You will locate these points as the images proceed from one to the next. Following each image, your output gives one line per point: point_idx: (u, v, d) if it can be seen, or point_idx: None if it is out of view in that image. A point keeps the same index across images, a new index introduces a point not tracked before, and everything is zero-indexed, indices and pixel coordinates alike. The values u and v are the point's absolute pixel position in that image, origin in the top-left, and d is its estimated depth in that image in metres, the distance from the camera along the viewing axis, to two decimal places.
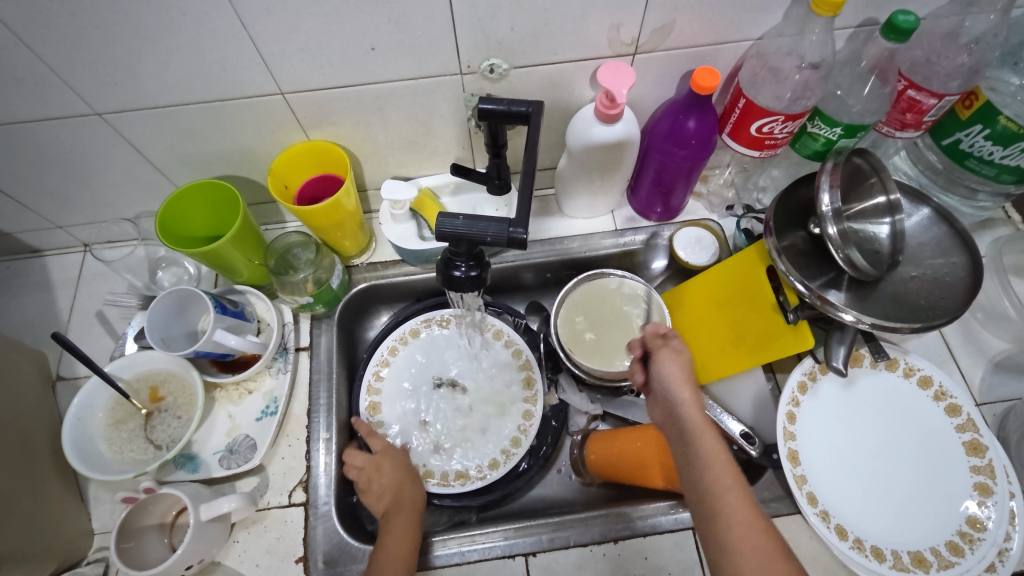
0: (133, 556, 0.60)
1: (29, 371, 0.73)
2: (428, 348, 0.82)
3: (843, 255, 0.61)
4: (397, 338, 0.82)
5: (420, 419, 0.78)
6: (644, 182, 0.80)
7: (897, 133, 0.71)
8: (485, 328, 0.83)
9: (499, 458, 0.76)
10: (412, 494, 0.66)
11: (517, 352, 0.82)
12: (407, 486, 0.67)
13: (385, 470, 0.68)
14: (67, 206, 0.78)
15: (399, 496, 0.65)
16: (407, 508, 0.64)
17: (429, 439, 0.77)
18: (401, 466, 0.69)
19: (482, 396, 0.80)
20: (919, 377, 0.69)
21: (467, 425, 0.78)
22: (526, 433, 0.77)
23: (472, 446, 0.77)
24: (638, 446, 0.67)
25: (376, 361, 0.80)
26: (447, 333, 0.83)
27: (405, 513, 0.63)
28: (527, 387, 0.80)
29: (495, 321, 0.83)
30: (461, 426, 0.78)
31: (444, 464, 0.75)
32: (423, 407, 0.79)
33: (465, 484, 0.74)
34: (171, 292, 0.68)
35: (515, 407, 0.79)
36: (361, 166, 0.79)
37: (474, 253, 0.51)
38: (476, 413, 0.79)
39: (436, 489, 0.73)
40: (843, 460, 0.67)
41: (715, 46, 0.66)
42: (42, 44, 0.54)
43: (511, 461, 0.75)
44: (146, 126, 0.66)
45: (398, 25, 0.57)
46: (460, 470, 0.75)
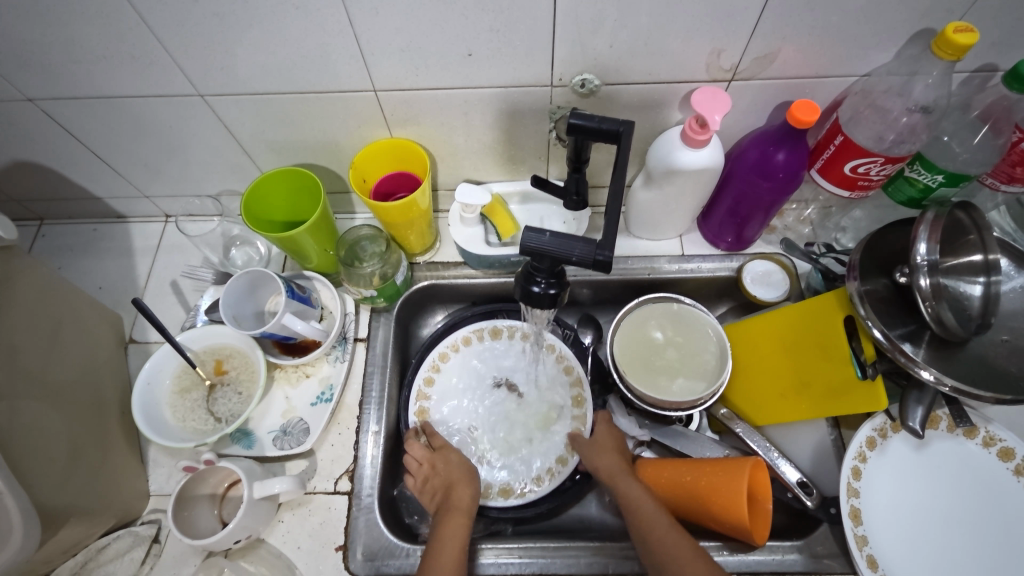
0: (187, 523, 0.63)
1: (105, 330, 0.76)
2: (478, 355, 0.82)
3: (932, 311, 0.58)
4: (450, 345, 0.82)
5: (467, 427, 0.78)
6: (719, 210, 0.78)
7: (1003, 186, 0.66)
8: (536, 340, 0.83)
9: (544, 474, 0.75)
10: (463, 495, 0.66)
11: (567, 367, 0.81)
12: (459, 488, 0.66)
13: (443, 471, 0.68)
14: (157, 178, 0.81)
15: (449, 497, 0.65)
16: (458, 509, 0.64)
17: (474, 446, 0.77)
18: (459, 468, 0.69)
19: (531, 408, 0.80)
20: (1001, 448, 0.65)
21: (513, 437, 0.78)
22: (572, 452, 0.76)
23: (518, 458, 0.76)
24: (686, 481, 0.66)
25: (426, 367, 0.80)
26: (499, 341, 0.83)
27: (456, 517, 0.63)
28: (576, 405, 0.79)
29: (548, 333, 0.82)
30: (508, 436, 0.78)
31: (488, 474, 0.75)
32: (470, 417, 0.79)
33: (507, 499, 0.73)
34: (246, 271, 0.70)
35: (562, 424, 0.78)
36: (436, 167, 0.79)
37: (555, 271, 0.50)
38: (523, 425, 0.78)
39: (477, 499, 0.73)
40: (906, 526, 0.64)
41: (817, 79, 0.64)
42: (163, 28, 0.57)
43: (556, 479, 0.74)
44: (242, 110, 0.68)
45: (498, 34, 0.57)
46: (505, 485, 0.74)
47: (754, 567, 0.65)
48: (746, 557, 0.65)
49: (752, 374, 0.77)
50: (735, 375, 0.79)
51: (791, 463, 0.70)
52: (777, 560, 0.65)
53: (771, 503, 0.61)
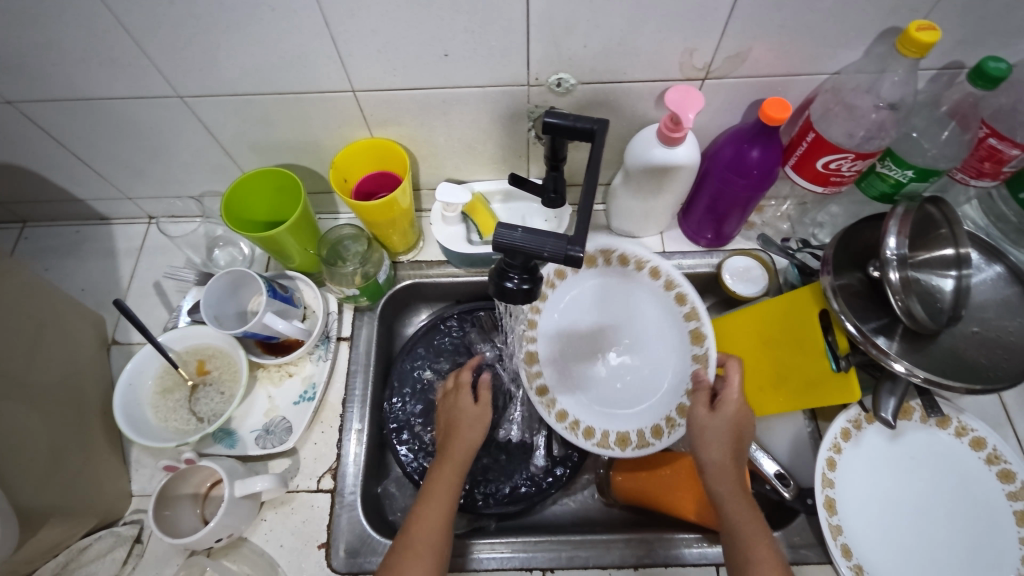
0: (168, 523, 0.63)
1: (87, 332, 0.76)
2: (582, 290, 0.75)
3: (902, 304, 0.59)
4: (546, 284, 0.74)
5: (581, 373, 0.73)
6: (698, 208, 0.79)
7: (972, 181, 0.69)
8: (638, 267, 0.72)
9: (663, 425, 0.68)
10: (467, 439, 0.64)
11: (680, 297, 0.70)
12: (456, 442, 0.64)
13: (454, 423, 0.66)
14: (139, 180, 0.81)
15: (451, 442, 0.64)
16: (451, 461, 0.62)
17: (589, 390, 0.72)
18: (476, 416, 0.66)
19: (645, 350, 0.72)
20: (972, 438, 0.66)
21: (630, 380, 0.72)
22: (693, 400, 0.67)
23: (633, 405, 0.71)
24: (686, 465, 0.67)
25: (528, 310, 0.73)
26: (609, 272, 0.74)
27: (449, 468, 0.62)
28: (696, 343, 0.68)
29: (649, 257, 0.70)
30: (625, 381, 0.72)
31: (602, 420, 0.70)
32: (581, 361, 0.74)
33: (625, 450, 0.68)
34: (227, 271, 0.71)
35: (679, 366, 0.69)
36: (418, 166, 0.80)
37: (528, 267, 0.50)
38: (638, 367, 0.72)
39: (593, 448, 0.68)
40: (880, 514, 0.65)
41: (788, 77, 0.65)
42: (140, 30, 0.57)
43: (675, 432, 0.66)
44: (222, 111, 0.69)
45: (473, 34, 0.58)
46: (622, 434, 0.69)
47: None
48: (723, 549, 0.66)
49: None
50: None
51: (769, 455, 0.69)
52: None
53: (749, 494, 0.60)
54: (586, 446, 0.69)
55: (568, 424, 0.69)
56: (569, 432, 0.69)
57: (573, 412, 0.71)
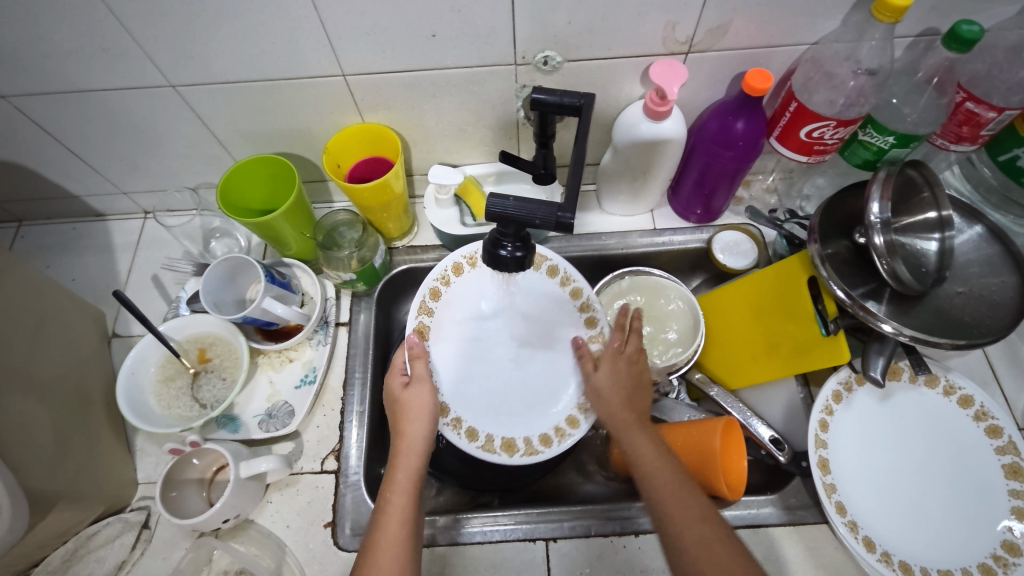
0: (175, 504, 0.64)
1: (87, 325, 0.77)
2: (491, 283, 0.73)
3: (888, 267, 0.60)
4: (467, 256, 0.73)
5: (467, 371, 0.72)
6: (686, 183, 0.81)
7: (952, 146, 0.70)
8: (563, 281, 0.74)
9: (552, 433, 0.70)
10: (416, 433, 0.61)
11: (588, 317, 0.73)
12: (402, 461, 0.59)
13: (404, 434, 0.61)
14: (134, 173, 0.82)
15: (401, 434, 0.61)
16: (408, 449, 0.59)
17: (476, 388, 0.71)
18: (420, 409, 0.62)
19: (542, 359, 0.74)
20: (960, 396, 0.68)
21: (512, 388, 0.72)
22: (584, 415, 0.70)
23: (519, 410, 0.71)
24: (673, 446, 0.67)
25: (436, 275, 0.72)
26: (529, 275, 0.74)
27: (408, 454, 0.59)
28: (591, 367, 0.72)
29: (577, 278, 0.74)
30: (514, 382, 0.73)
31: (488, 425, 0.70)
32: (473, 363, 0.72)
33: (512, 456, 0.69)
34: (224, 259, 0.71)
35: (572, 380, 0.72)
36: (409, 151, 0.81)
37: (521, 235, 0.51)
38: (526, 377, 0.73)
39: (478, 452, 0.68)
40: (872, 474, 0.66)
41: (769, 48, 0.66)
42: (130, 19, 0.58)
43: (565, 442, 0.69)
44: (214, 100, 0.69)
45: (460, 14, 0.59)
46: (509, 440, 0.69)
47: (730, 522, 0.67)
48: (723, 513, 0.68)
49: (725, 340, 0.79)
50: (709, 342, 0.82)
51: (765, 422, 0.72)
52: (753, 514, 0.68)
53: (746, 460, 0.62)
54: (468, 447, 0.68)
55: (451, 421, 0.68)
56: (450, 429, 0.68)
57: (457, 409, 0.69)
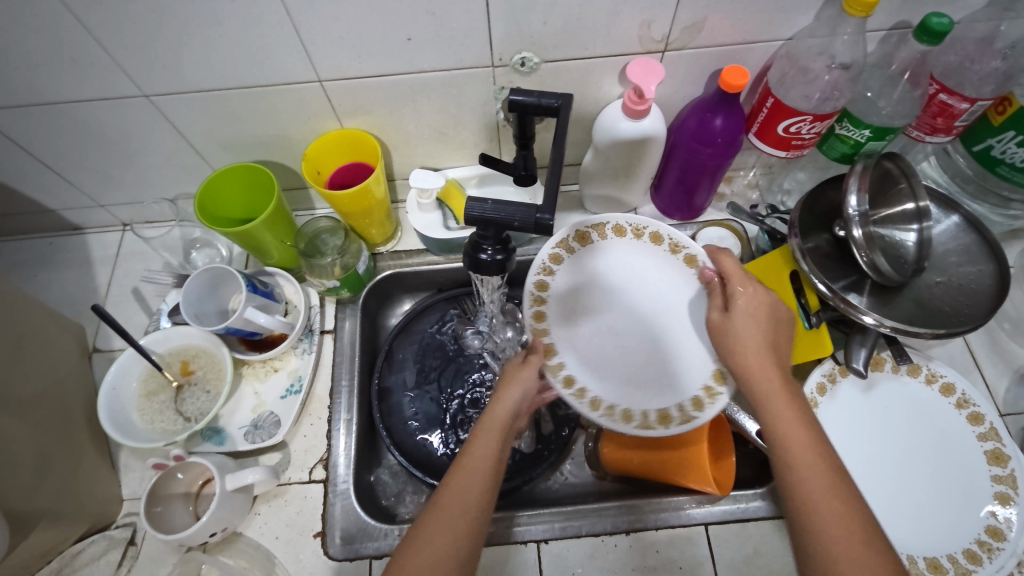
0: (160, 520, 0.63)
1: (67, 341, 0.76)
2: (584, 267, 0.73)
3: (867, 259, 0.61)
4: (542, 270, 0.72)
5: (611, 365, 0.70)
6: (668, 181, 0.81)
7: (927, 138, 0.71)
8: (636, 234, 0.74)
9: (703, 397, 0.66)
10: (502, 405, 0.58)
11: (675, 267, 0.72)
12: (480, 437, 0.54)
13: (492, 410, 0.57)
14: (111, 185, 0.81)
15: (490, 409, 0.57)
16: (490, 423, 0.56)
17: (608, 372, 0.70)
18: (522, 383, 0.60)
19: (643, 326, 0.72)
20: (942, 384, 0.69)
21: (633, 367, 0.70)
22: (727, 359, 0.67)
23: (642, 384, 0.69)
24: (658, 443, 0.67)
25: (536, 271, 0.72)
26: (598, 258, 0.74)
27: (485, 429, 0.55)
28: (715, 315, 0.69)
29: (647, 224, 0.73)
30: (641, 349, 0.71)
31: (637, 402, 0.68)
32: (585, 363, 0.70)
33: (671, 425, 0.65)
34: (204, 270, 0.71)
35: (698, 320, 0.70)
36: (390, 155, 0.81)
37: (501, 239, 0.51)
38: (639, 352, 0.71)
39: (636, 431, 0.65)
40: (859, 465, 0.67)
41: (744, 45, 0.66)
42: (99, 28, 0.57)
43: (718, 402, 0.65)
44: (190, 109, 0.69)
45: (435, 16, 0.59)
46: (663, 412, 0.67)
47: (719, 517, 0.68)
48: (711, 509, 0.68)
49: None
50: None
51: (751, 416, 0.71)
52: (741, 508, 0.68)
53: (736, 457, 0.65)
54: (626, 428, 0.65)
55: (602, 411, 0.67)
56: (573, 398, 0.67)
57: (607, 397, 0.68)
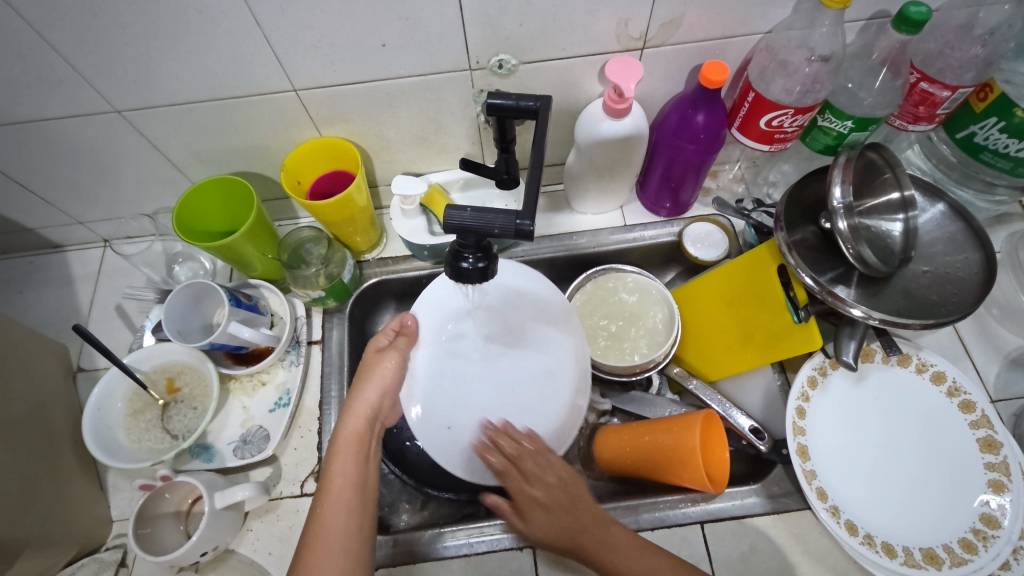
0: (149, 541, 0.62)
1: (51, 362, 0.75)
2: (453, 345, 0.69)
3: (853, 251, 0.60)
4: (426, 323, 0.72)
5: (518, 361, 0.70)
6: (653, 178, 0.80)
7: (910, 126, 0.71)
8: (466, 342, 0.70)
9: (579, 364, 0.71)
10: (354, 423, 0.62)
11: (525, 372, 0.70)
12: (336, 477, 0.57)
13: (343, 435, 0.61)
14: (88, 202, 0.80)
15: (339, 443, 0.60)
16: (347, 447, 0.60)
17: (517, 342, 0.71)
18: (383, 383, 0.64)
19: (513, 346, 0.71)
20: (932, 373, 0.69)
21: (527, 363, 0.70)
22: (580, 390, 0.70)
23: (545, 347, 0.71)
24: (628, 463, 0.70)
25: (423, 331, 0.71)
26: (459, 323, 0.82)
27: (343, 454, 0.59)
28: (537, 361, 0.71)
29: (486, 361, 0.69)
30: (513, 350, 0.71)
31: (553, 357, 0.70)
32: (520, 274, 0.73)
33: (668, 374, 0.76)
34: (186, 285, 0.70)
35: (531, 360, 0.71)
36: (371, 162, 0.80)
37: (481, 246, 0.50)
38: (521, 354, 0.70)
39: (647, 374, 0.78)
40: (850, 459, 0.67)
41: (723, 40, 0.66)
42: (65, 44, 0.56)
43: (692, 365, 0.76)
44: (164, 123, 0.68)
45: (408, 22, 0.58)
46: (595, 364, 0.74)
47: (716, 515, 0.67)
48: (708, 506, 0.67)
49: (700, 332, 0.80)
50: (687, 335, 0.82)
51: (744, 413, 0.73)
52: (737, 505, 0.67)
53: (728, 452, 0.61)
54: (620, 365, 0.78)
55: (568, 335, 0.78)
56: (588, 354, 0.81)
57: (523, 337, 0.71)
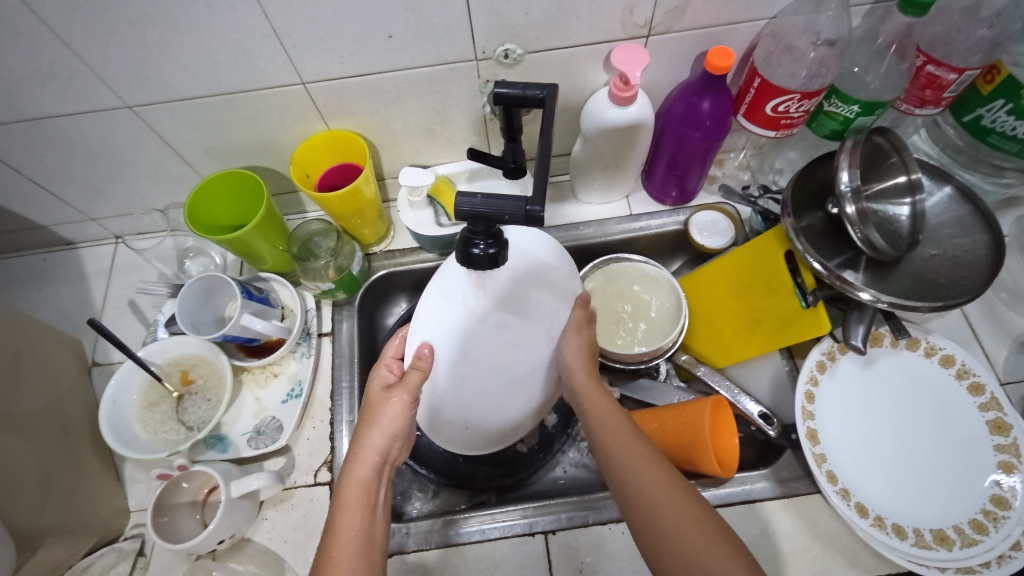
0: (167, 530, 0.63)
1: (66, 356, 0.76)
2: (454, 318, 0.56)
3: (862, 235, 0.60)
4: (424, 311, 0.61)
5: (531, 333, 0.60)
6: (659, 167, 0.80)
7: (917, 110, 0.71)
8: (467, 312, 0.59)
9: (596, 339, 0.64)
10: (360, 470, 0.55)
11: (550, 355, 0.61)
12: (342, 514, 0.52)
13: (349, 475, 0.55)
14: (100, 198, 0.81)
15: (343, 483, 0.54)
16: (355, 498, 0.53)
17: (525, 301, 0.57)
18: (388, 419, 0.56)
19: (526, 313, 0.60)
20: (941, 356, 0.69)
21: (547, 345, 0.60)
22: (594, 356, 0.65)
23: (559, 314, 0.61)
24: None
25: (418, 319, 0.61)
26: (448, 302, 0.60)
27: (348, 505, 0.53)
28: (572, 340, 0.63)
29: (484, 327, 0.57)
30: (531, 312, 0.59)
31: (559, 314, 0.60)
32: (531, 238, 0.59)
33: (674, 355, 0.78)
34: (199, 279, 0.71)
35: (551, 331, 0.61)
36: (378, 155, 0.80)
37: (492, 232, 0.51)
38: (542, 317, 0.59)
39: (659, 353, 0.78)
40: (860, 443, 0.67)
41: (728, 26, 0.66)
42: (77, 40, 0.56)
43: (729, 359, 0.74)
44: (174, 118, 0.68)
45: (414, 13, 0.58)
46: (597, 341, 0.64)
47: (727, 499, 0.67)
48: (718, 491, 0.68)
49: (706, 320, 0.80)
50: (693, 323, 0.82)
51: (753, 399, 0.73)
52: (747, 490, 0.68)
53: (737, 437, 0.62)
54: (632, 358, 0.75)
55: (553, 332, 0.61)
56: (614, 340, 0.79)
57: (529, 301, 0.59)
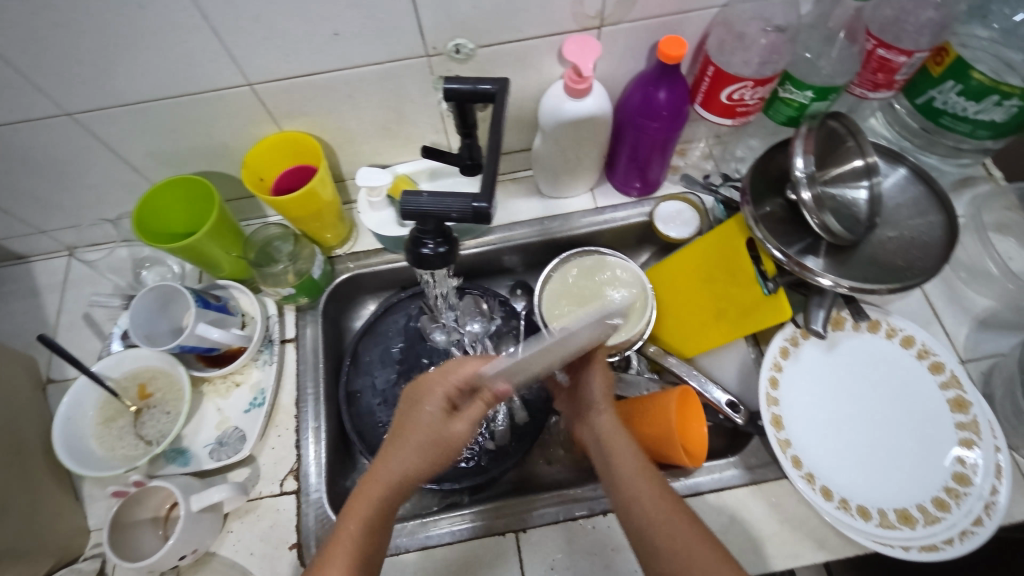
0: (128, 548, 0.62)
1: (19, 374, 0.73)
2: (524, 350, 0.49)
3: (818, 220, 0.60)
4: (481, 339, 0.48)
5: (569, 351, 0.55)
6: (620, 159, 0.80)
7: (870, 94, 0.71)
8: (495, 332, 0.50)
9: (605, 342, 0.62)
10: (372, 485, 0.52)
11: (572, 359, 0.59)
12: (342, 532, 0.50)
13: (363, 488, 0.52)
14: (49, 210, 0.78)
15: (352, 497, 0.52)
16: (361, 514, 0.51)
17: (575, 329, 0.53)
18: (416, 442, 0.52)
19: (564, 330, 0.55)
20: (901, 337, 0.70)
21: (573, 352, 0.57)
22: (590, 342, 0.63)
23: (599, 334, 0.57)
24: None
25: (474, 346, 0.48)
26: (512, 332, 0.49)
27: (353, 520, 0.50)
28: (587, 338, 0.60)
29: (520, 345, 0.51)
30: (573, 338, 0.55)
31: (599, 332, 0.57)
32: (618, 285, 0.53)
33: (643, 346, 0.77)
34: (151, 288, 0.70)
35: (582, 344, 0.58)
36: (335, 156, 0.79)
37: (441, 231, 0.51)
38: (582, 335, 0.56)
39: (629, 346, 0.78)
40: (827, 427, 0.68)
41: (680, 15, 0.65)
42: (6, 46, 0.54)
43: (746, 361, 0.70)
44: (118, 124, 0.66)
45: (359, 9, 0.57)
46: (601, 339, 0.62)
47: (696, 489, 0.67)
48: (688, 481, 0.67)
49: (673, 310, 0.80)
50: (661, 314, 0.81)
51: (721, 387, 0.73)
52: (717, 478, 0.68)
53: (705, 424, 0.63)
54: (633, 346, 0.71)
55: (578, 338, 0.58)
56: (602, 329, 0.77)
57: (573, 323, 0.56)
